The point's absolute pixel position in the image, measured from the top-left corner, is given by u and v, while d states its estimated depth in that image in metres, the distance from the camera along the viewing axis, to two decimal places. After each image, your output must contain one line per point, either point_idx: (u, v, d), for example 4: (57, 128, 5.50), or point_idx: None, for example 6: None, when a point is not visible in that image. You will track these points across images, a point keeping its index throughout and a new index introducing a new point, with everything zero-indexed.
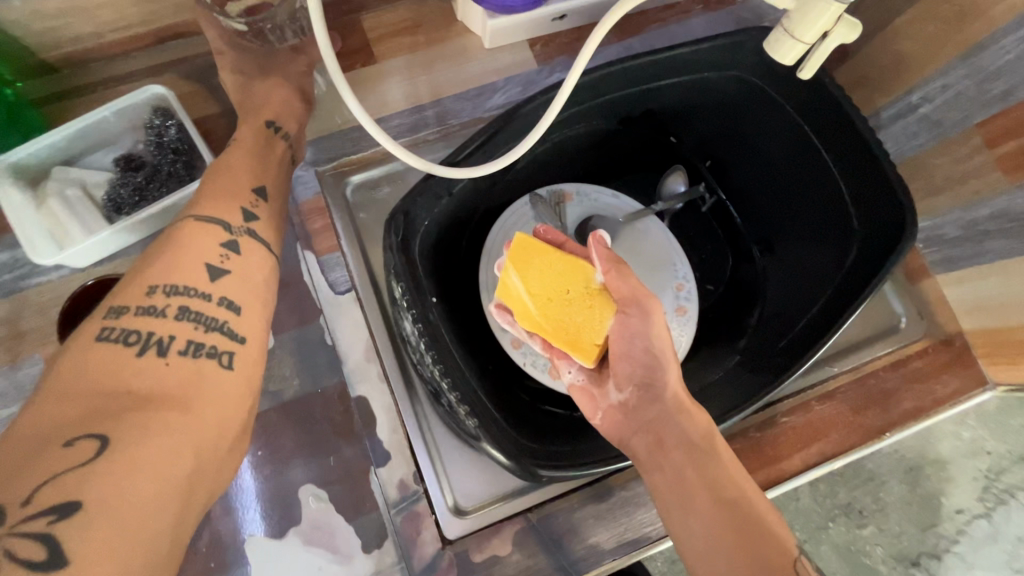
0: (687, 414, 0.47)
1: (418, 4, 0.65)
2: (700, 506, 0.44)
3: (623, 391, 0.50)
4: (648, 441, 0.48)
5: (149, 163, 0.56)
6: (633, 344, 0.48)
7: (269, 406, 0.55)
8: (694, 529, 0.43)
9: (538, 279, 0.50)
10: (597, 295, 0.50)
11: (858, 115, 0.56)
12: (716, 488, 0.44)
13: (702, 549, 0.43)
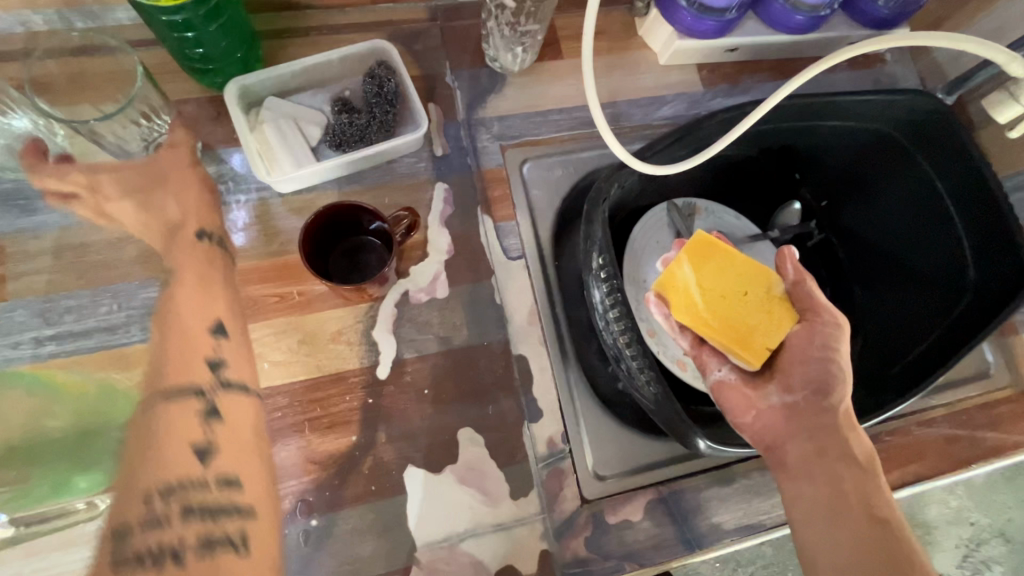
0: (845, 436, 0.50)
1: (606, 14, 0.72)
2: (846, 517, 0.47)
3: (793, 393, 0.53)
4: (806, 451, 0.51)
5: (364, 109, 0.60)
6: (814, 350, 0.52)
7: (438, 350, 0.59)
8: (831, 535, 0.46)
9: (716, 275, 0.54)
10: (776, 303, 0.54)
11: (992, 179, 0.63)
12: (864, 507, 0.47)
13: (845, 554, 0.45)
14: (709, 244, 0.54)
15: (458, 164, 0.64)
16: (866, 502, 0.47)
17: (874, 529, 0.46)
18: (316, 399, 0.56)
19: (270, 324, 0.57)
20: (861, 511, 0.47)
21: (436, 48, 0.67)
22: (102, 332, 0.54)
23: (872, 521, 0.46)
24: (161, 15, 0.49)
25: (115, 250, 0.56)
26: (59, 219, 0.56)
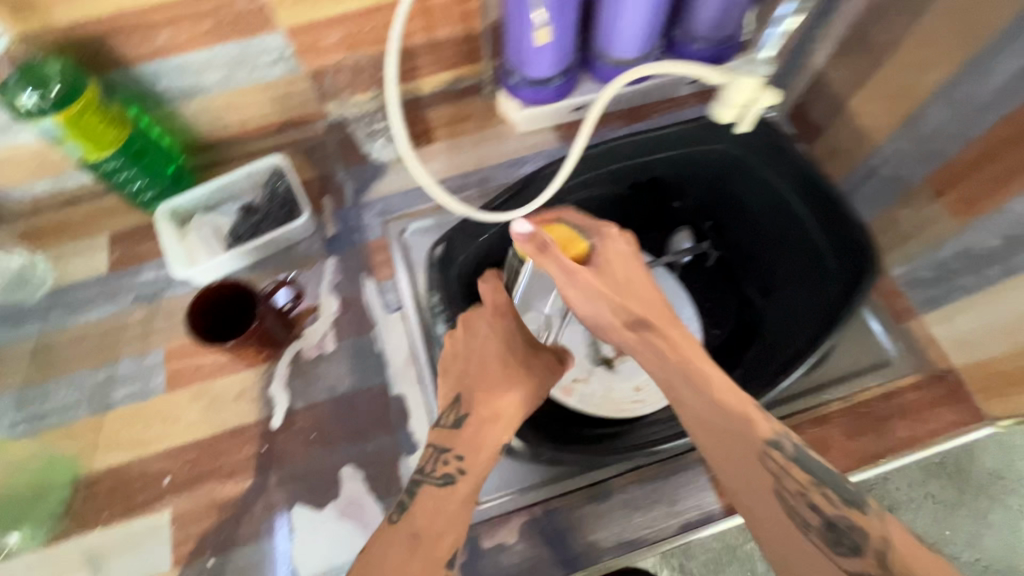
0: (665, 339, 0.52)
1: (470, 101, 0.85)
2: (710, 419, 0.48)
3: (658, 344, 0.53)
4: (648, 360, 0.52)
5: (262, 209, 0.75)
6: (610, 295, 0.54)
7: (325, 398, 0.68)
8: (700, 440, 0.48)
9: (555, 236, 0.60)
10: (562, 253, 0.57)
11: (821, 180, 0.70)
12: (714, 401, 0.48)
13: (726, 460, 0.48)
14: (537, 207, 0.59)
15: (346, 241, 0.77)
16: (716, 396, 0.48)
17: (730, 422, 0.48)
18: (218, 451, 0.65)
19: (186, 390, 0.68)
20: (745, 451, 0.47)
21: (330, 153, 0.82)
22: (59, 411, 0.67)
23: (726, 415, 0.48)
24: (98, 165, 0.68)
25: (75, 346, 0.71)
26: (38, 327, 0.72)
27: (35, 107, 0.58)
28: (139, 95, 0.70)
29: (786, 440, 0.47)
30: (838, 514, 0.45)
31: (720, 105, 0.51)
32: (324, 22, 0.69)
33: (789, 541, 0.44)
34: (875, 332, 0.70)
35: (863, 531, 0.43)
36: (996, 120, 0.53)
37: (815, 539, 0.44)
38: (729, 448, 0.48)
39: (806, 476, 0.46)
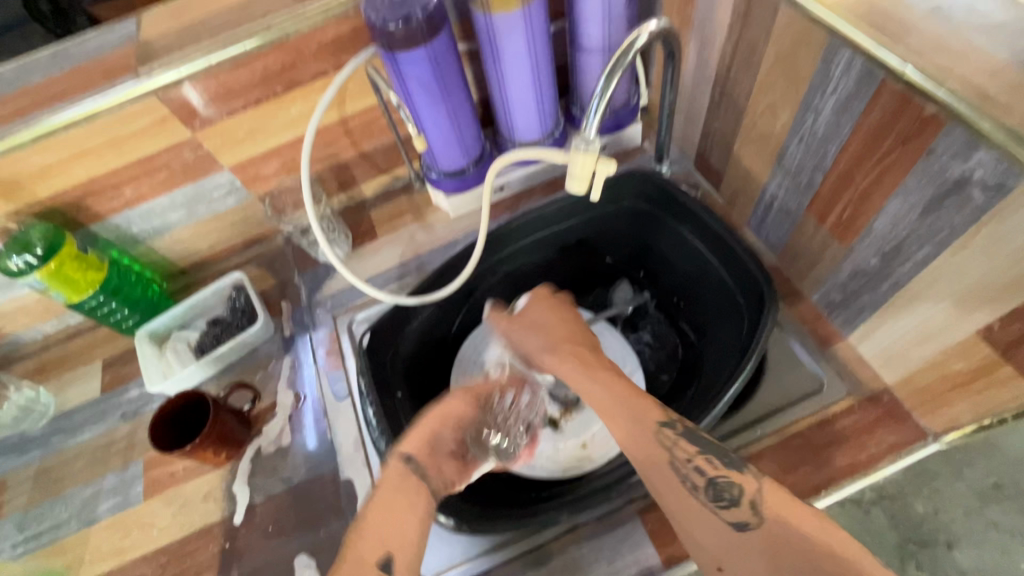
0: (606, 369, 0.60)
1: (406, 197, 0.94)
2: (613, 410, 0.56)
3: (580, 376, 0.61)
4: (586, 385, 0.59)
5: (225, 321, 0.84)
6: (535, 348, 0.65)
7: (281, 490, 0.72)
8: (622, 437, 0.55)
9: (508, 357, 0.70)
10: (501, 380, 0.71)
11: (714, 221, 0.72)
12: (613, 396, 0.57)
13: (630, 440, 0.54)
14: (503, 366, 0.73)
15: (302, 338, 0.84)
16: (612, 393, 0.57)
17: (617, 404, 0.56)
18: (187, 552, 0.70)
19: (160, 496, 0.74)
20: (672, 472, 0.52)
21: (287, 262, 0.92)
22: (52, 529, 0.74)
23: (637, 412, 0.55)
24: (83, 303, 0.79)
25: (69, 466, 0.79)
26: (39, 452, 0.81)
27: (22, 266, 0.71)
28: (117, 240, 0.83)
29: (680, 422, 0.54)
30: (722, 475, 0.51)
31: (571, 177, 0.57)
32: (261, 156, 0.81)
33: (696, 515, 0.50)
34: (802, 360, 0.70)
35: (737, 486, 0.50)
36: (835, 151, 0.57)
37: (705, 501, 0.50)
38: (631, 432, 0.55)
39: (704, 458, 0.52)
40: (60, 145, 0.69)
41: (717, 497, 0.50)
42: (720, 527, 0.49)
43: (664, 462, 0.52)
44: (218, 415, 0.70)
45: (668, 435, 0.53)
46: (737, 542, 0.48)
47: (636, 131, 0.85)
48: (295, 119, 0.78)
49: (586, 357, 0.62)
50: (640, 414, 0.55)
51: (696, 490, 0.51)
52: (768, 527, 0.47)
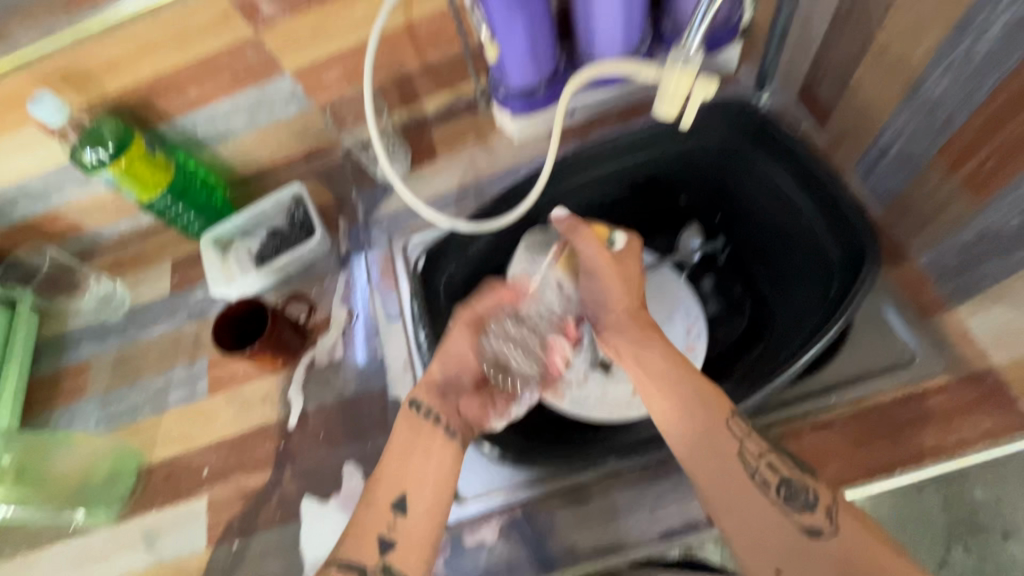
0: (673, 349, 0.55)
1: (469, 117, 0.88)
2: (675, 386, 0.53)
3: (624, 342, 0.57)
4: (648, 363, 0.55)
5: (283, 233, 0.84)
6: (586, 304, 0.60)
7: (333, 400, 0.74)
8: (668, 414, 0.52)
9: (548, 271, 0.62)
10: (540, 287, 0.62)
11: (815, 163, 0.64)
12: (693, 396, 0.52)
13: (684, 430, 0.52)
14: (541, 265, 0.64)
15: (357, 257, 0.84)
16: (697, 390, 0.52)
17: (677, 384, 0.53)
18: (246, 447, 0.74)
19: (222, 394, 0.78)
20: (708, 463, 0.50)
21: (345, 178, 0.90)
22: (129, 411, 0.81)
23: (704, 395, 0.52)
24: (152, 203, 0.81)
25: (142, 357, 0.84)
26: (117, 341, 0.87)
27: (95, 161, 0.72)
28: (184, 143, 0.83)
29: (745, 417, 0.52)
30: (796, 480, 0.49)
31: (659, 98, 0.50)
32: (323, 62, 0.77)
33: (770, 526, 0.48)
34: (896, 329, 0.63)
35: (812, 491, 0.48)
36: (998, 82, 0.46)
37: (773, 499, 0.48)
38: (677, 414, 0.52)
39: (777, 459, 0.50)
40: (126, 37, 0.67)
41: (790, 502, 0.48)
42: (782, 524, 0.47)
43: (732, 464, 0.50)
44: (276, 324, 0.72)
45: (734, 430, 0.51)
46: (795, 544, 0.47)
47: (733, 54, 0.72)
48: (359, 21, 0.73)
49: (677, 360, 0.54)
50: (708, 403, 0.52)
51: (767, 489, 0.49)
52: (835, 541, 0.45)
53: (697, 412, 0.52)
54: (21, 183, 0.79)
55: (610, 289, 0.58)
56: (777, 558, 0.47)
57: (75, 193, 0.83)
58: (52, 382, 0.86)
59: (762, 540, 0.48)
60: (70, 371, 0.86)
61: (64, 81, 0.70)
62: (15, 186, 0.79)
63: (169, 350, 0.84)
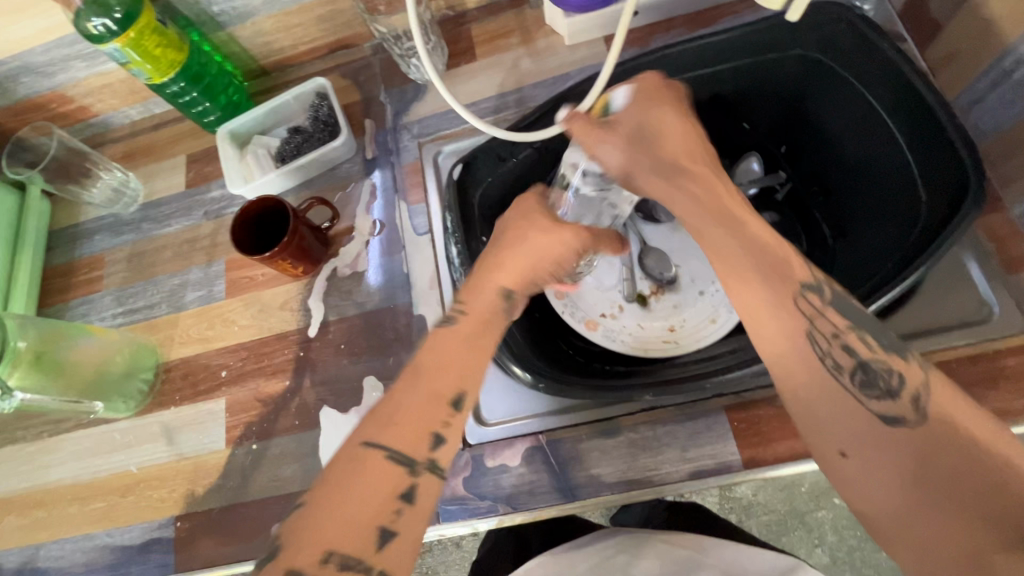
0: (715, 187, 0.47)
1: (516, 14, 0.79)
2: (738, 268, 0.43)
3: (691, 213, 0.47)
4: (708, 232, 0.46)
5: (306, 130, 0.78)
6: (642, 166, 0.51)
7: (354, 313, 0.71)
8: (747, 297, 0.43)
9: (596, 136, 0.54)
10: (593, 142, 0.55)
11: (921, 81, 0.55)
12: (753, 243, 0.43)
13: (779, 334, 0.42)
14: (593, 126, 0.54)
15: (384, 164, 0.78)
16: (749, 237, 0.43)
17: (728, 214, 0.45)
18: (265, 352, 0.72)
19: (240, 297, 0.75)
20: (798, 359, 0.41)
21: (374, 75, 0.82)
22: (146, 307, 0.78)
23: (781, 272, 0.42)
24: (164, 87, 0.74)
25: (158, 253, 0.81)
26: (131, 236, 0.83)
27: (102, 31, 0.65)
28: (198, 20, 0.75)
29: (827, 287, 0.42)
30: (876, 357, 0.40)
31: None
32: None
33: (850, 413, 0.40)
34: (976, 283, 0.57)
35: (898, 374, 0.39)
36: None
37: (848, 385, 0.40)
38: (767, 307, 0.42)
39: (874, 345, 0.40)
40: None
41: (869, 387, 0.39)
42: (870, 421, 0.39)
43: (799, 340, 0.41)
44: (297, 227, 0.67)
45: (809, 303, 0.42)
46: (882, 439, 0.38)
47: None
48: None
49: (721, 205, 0.46)
50: (781, 269, 0.42)
51: (841, 374, 0.40)
52: (927, 426, 0.36)
53: (771, 295, 0.42)
54: (24, 53, 0.72)
55: (644, 143, 0.51)
56: (847, 441, 0.40)
57: (83, 71, 0.77)
58: (67, 273, 0.83)
59: (848, 429, 0.40)
60: (85, 263, 0.83)
61: None
62: (17, 57, 0.73)
63: (184, 248, 0.80)
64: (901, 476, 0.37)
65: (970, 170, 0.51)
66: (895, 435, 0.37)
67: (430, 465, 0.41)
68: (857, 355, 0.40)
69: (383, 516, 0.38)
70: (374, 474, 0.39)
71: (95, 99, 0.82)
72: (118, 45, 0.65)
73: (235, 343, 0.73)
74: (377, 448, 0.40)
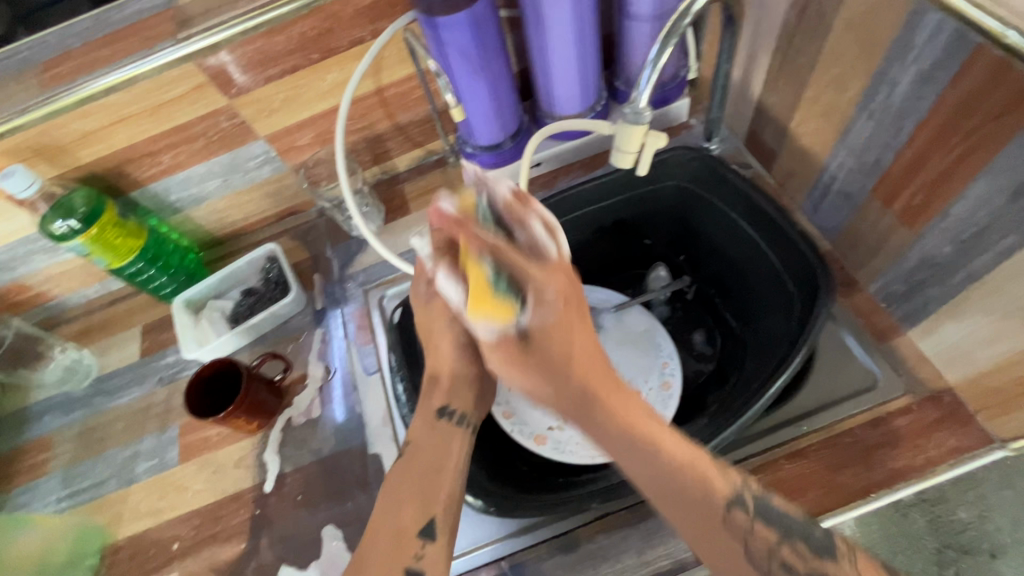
0: (602, 396, 0.48)
1: (442, 172, 0.92)
2: (651, 468, 0.45)
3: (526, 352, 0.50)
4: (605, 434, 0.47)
5: (259, 291, 0.84)
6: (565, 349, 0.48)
7: (311, 460, 0.73)
8: (675, 446, 0.46)
9: (480, 293, 0.48)
10: (489, 297, 0.48)
11: (763, 199, 0.68)
12: (663, 474, 0.44)
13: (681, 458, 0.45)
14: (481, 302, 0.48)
15: (334, 312, 0.84)
16: (665, 485, 0.44)
17: (668, 492, 0.44)
18: (219, 516, 0.71)
19: (194, 461, 0.75)
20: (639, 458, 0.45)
21: (320, 235, 0.92)
22: (94, 486, 0.77)
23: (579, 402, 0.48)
24: (124, 269, 0.80)
25: (109, 427, 0.81)
26: (81, 412, 0.84)
27: (66, 231, 0.72)
28: (157, 208, 0.84)
29: (750, 498, 0.45)
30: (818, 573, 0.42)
31: (617, 150, 0.56)
32: (296, 127, 0.80)
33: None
34: (857, 354, 0.66)
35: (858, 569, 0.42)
36: (912, 126, 0.52)
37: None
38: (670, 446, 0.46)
39: (770, 535, 0.44)
40: (100, 110, 0.69)
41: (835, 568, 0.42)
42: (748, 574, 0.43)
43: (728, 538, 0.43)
44: (250, 384, 0.71)
45: (741, 526, 0.43)
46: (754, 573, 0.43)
47: (683, 106, 0.82)
48: (331, 88, 0.76)
49: (585, 400, 0.48)
50: (703, 494, 0.44)
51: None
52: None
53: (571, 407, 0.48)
54: None
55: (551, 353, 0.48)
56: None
57: (44, 262, 0.83)
58: (9, 460, 0.82)
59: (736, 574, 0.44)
60: (30, 447, 0.82)
61: (35, 154, 0.71)
62: None
63: (137, 417, 0.81)
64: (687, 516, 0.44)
65: (817, 266, 0.63)
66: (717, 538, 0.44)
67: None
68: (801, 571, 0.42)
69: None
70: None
71: (53, 284, 0.87)
72: (81, 240, 0.72)
73: (189, 508, 0.72)
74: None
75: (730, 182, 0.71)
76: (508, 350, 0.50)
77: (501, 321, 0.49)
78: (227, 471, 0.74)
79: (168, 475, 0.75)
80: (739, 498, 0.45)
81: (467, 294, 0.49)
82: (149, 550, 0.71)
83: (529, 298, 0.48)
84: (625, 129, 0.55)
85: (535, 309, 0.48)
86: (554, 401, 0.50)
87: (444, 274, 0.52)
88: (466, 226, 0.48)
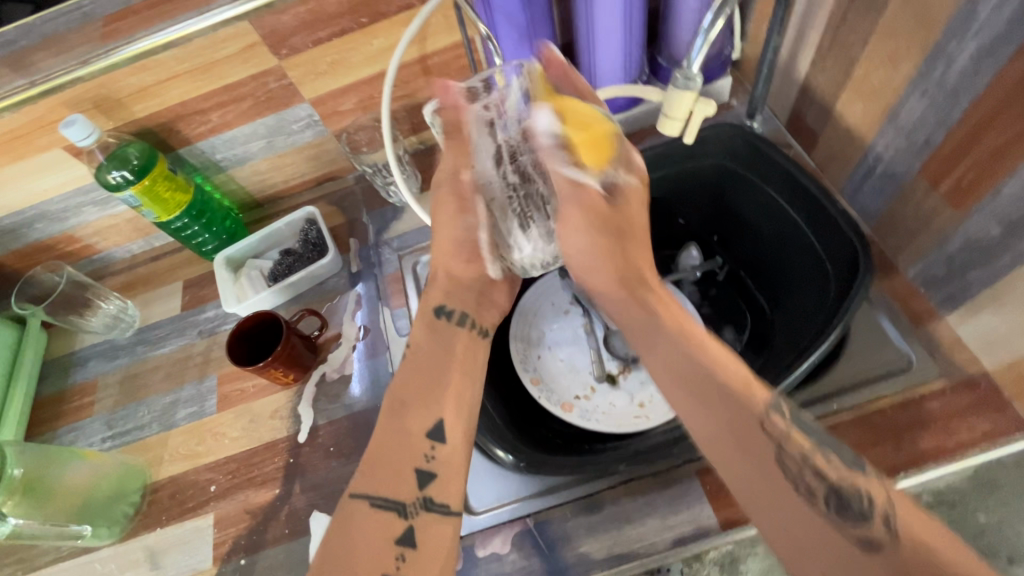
0: (650, 293, 0.59)
1: None
2: (711, 397, 0.46)
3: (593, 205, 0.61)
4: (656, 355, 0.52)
5: (297, 252, 0.86)
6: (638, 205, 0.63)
7: (342, 415, 0.76)
8: (729, 364, 0.49)
9: (586, 121, 0.58)
10: (598, 130, 0.58)
11: (805, 178, 0.68)
12: (706, 369, 0.48)
13: (721, 358, 0.49)
14: (603, 138, 0.58)
15: (368, 275, 0.86)
16: (703, 367, 0.48)
17: (707, 385, 0.47)
18: (254, 462, 0.74)
19: (231, 410, 0.78)
20: (719, 404, 0.46)
21: (357, 201, 0.94)
22: (136, 429, 0.80)
23: (630, 278, 0.60)
24: (170, 224, 0.83)
25: (151, 374, 0.85)
26: (124, 360, 0.87)
27: (119, 180, 0.76)
28: (203, 166, 0.86)
29: (784, 405, 0.46)
30: (847, 484, 0.42)
31: (665, 117, 0.57)
32: (340, 91, 0.82)
33: (772, 492, 0.42)
34: (891, 337, 0.65)
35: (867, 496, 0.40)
36: (968, 103, 0.51)
37: (825, 512, 0.40)
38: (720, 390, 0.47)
39: (808, 442, 0.45)
40: (157, 65, 0.71)
41: (843, 512, 0.40)
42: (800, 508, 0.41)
43: (779, 478, 0.43)
44: (289, 337, 0.73)
45: (775, 430, 0.44)
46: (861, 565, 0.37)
47: (725, 85, 0.81)
48: (377, 53, 0.78)
49: (652, 320, 0.55)
50: (743, 399, 0.46)
51: (816, 503, 0.41)
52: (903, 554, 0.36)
53: (631, 296, 0.59)
54: (44, 203, 0.82)
55: (597, 247, 0.61)
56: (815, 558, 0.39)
57: (95, 214, 0.86)
58: (57, 402, 0.86)
59: (778, 505, 0.42)
60: (76, 390, 0.86)
61: (93, 107, 0.74)
62: (35, 206, 0.82)
63: (178, 366, 0.84)
64: (724, 422, 0.45)
65: (857, 247, 0.63)
66: (776, 465, 0.43)
67: (422, 504, 0.51)
68: (829, 481, 0.42)
69: (390, 559, 0.48)
70: (371, 512, 0.49)
71: (101, 237, 0.90)
72: (133, 192, 0.76)
73: (226, 453, 0.75)
74: (363, 499, 0.50)
75: (773, 160, 0.71)
76: (587, 207, 0.61)
77: (595, 195, 0.58)
78: (263, 420, 0.77)
79: (206, 421, 0.78)
80: (779, 409, 0.46)
81: (576, 136, 0.58)
82: (187, 490, 0.74)
83: (625, 168, 0.62)
84: (676, 96, 0.55)
85: (623, 170, 0.62)
86: (607, 274, 0.61)
87: (529, 165, 0.55)
88: (570, 75, 0.61)
